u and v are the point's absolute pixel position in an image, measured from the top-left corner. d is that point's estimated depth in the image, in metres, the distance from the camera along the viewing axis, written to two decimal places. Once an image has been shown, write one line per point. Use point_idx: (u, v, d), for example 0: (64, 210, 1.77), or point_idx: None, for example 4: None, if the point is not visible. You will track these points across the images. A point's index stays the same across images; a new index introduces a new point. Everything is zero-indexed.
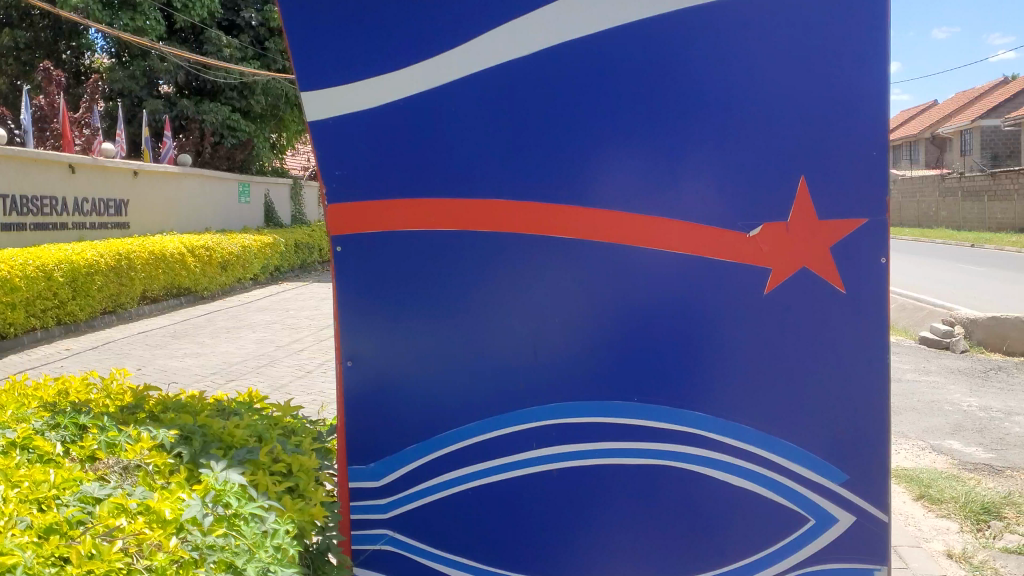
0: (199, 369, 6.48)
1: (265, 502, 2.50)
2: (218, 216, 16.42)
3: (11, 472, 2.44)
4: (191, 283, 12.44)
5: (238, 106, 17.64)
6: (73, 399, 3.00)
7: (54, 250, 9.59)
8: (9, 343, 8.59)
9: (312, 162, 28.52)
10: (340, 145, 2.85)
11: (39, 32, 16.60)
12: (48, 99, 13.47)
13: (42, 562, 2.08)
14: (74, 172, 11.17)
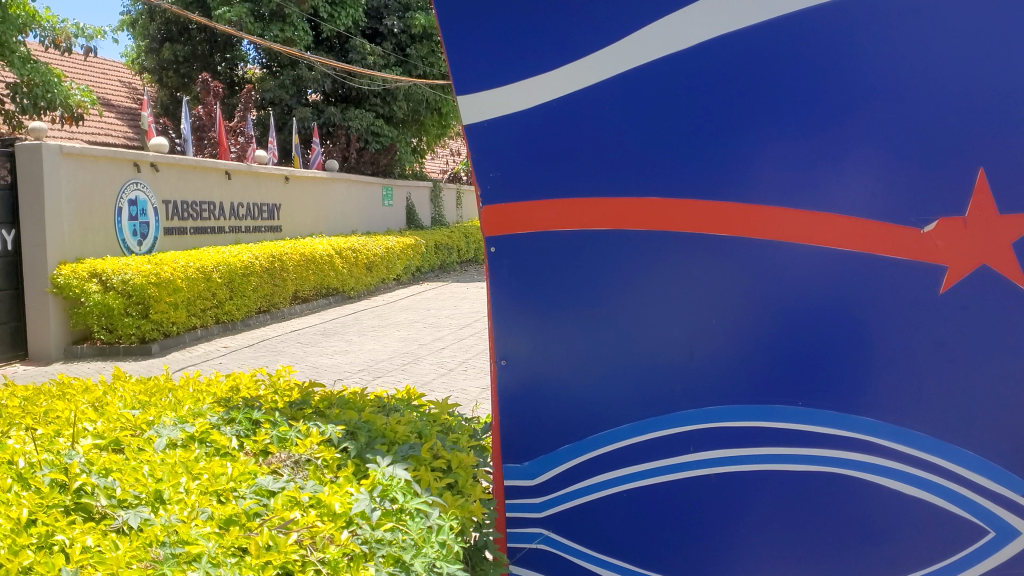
0: (348, 366, 6.67)
1: (429, 499, 2.54)
2: (363, 219, 16.84)
3: (191, 465, 2.58)
4: (339, 283, 12.82)
5: (383, 113, 18.07)
6: (244, 395, 3.13)
7: (212, 253, 9.99)
8: (173, 340, 9.02)
9: (452, 167, 28.92)
10: (494, 145, 2.89)
11: (197, 45, 17.39)
12: (207, 110, 14.18)
13: (224, 551, 2.20)
14: (230, 178, 11.66)
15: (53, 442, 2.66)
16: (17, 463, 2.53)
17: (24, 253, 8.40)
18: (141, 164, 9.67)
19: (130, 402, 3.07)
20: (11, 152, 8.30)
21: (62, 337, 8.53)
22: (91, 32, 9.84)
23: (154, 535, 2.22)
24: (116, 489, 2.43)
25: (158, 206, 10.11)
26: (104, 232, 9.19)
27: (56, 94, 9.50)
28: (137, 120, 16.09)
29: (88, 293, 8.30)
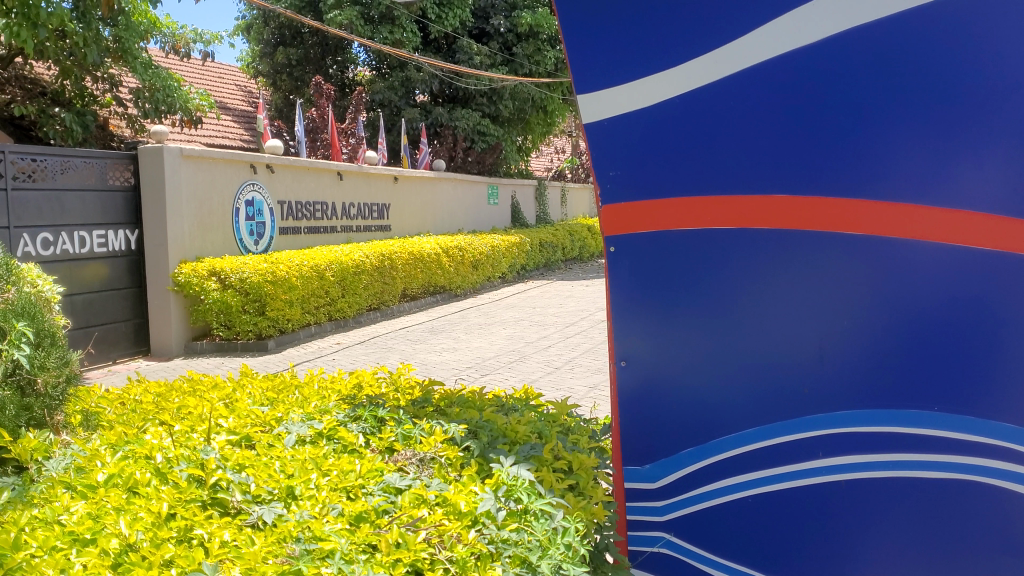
0: (457, 364, 6.72)
1: (553, 500, 2.55)
2: (469, 218, 16.96)
3: (320, 462, 2.66)
4: (446, 281, 12.97)
5: (489, 112, 18.14)
6: (368, 392, 3.20)
7: (326, 252, 10.23)
8: (288, 337, 9.27)
9: (558, 164, 28.95)
10: (614, 146, 2.91)
11: (309, 49, 17.79)
12: (319, 112, 14.23)
13: (355, 547, 2.26)
14: (342, 179, 11.89)
15: (189, 437, 2.77)
16: (157, 458, 2.63)
17: (147, 251, 8.68)
18: (257, 166, 9.94)
19: (259, 398, 3.16)
20: (133, 155, 8.58)
21: (182, 332, 8.81)
22: (208, 38, 10.16)
23: (290, 531, 2.27)
24: (250, 485, 2.50)
25: (274, 206, 10.39)
26: (223, 232, 9.48)
27: (176, 98, 9.84)
28: (252, 123, 15.93)
29: (208, 291, 8.56)
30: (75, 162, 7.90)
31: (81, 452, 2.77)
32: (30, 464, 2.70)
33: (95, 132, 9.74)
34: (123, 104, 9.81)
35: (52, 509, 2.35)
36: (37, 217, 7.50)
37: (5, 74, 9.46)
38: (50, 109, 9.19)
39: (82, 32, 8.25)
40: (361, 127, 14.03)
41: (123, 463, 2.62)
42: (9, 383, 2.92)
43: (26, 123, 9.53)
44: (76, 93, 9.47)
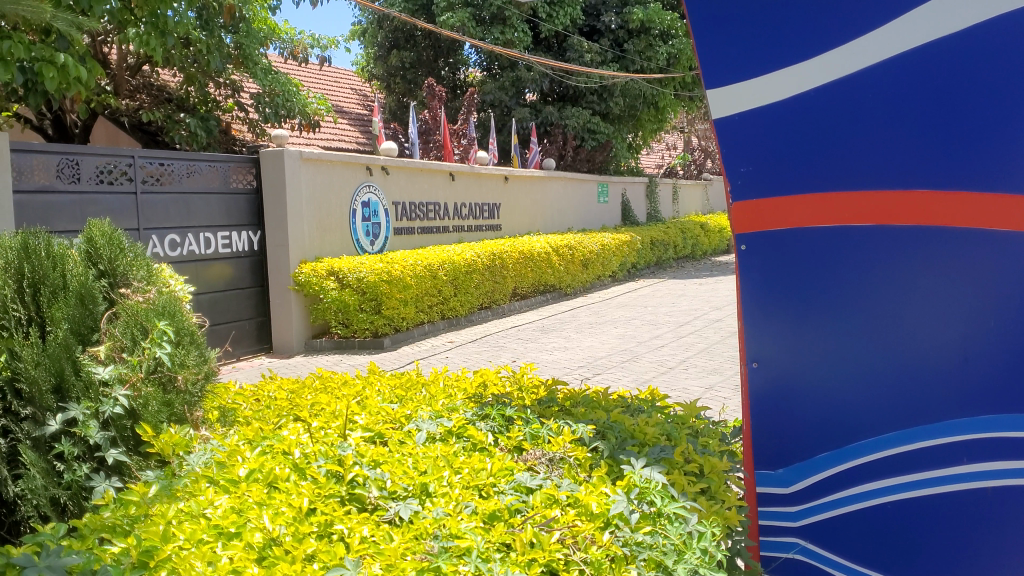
0: (569, 362, 6.71)
1: (687, 504, 2.56)
2: (579, 216, 16.93)
3: (452, 459, 2.75)
4: (556, 280, 13.00)
5: (599, 110, 17.98)
6: (494, 391, 3.27)
7: (439, 252, 10.35)
8: (403, 335, 9.42)
9: (670, 161, 28.64)
10: (746, 140, 2.85)
11: (422, 51, 18.03)
12: (432, 114, 14.20)
13: (491, 545, 2.34)
14: (454, 180, 12.00)
15: (325, 434, 2.90)
16: (295, 453, 2.77)
17: (268, 253, 8.94)
18: (373, 168, 10.10)
19: (388, 395, 3.28)
20: (255, 159, 8.83)
21: (302, 331, 9.06)
22: (325, 43, 10.36)
23: (426, 528, 2.37)
24: (386, 481, 2.61)
25: (389, 207, 10.56)
26: (340, 233, 9.69)
27: (294, 102, 10.08)
28: (367, 124, 16.13)
29: (326, 290, 8.76)
30: (199, 166, 8.18)
31: (220, 447, 2.94)
32: (174, 459, 2.84)
33: (219, 137, 10.06)
34: (244, 109, 10.10)
35: (198, 502, 2.50)
36: (166, 220, 7.78)
37: (133, 83, 9.85)
38: (176, 116, 9.54)
39: (205, 40, 8.50)
40: (474, 128, 14.08)
41: (263, 458, 2.79)
42: (152, 380, 3.10)
43: (153, 129, 9.92)
44: (200, 99, 9.80)
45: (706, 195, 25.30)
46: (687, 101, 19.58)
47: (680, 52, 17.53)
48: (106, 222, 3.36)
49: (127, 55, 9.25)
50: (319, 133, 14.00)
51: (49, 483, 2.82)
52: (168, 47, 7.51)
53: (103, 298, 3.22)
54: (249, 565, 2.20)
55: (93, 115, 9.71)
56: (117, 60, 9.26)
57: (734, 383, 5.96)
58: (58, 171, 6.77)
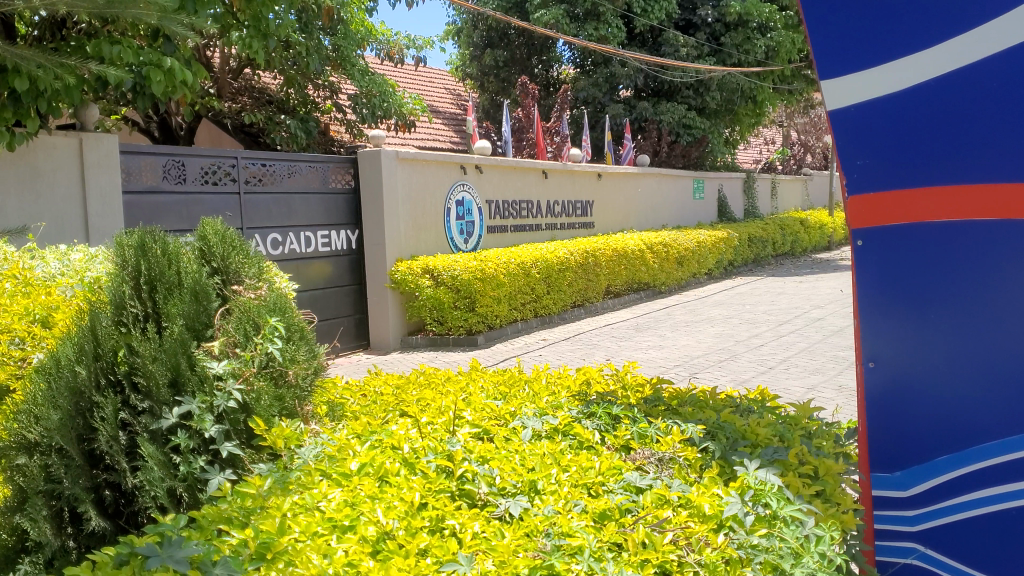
0: (665, 361, 6.63)
1: (803, 507, 2.54)
2: (673, 213, 16.75)
3: (560, 457, 2.78)
4: (650, 277, 12.90)
5: (695, 104, 17.71)
6: (598, 390, 3.26)
7: (532, 250, 10.37)
8: (497, 332, 9.45)
9: (768, 155, 28.09)
10: (860, 132, 2.81)
11: (515, 49, 18.07)
12: (525, 112, 14.21)
13: (603, 544, 2.37)
14: (547, 177, 11.98)
15: (433, 430, 2.97)
16: (404, 448, 2.88)
17: (365, 251, 9.07)
18: (467, 167, 10.16)
19: (492, 392, 3.32)
20: (353, 159, 8.95)
21: (399, 328, 9.17)
22: (420, 43, 10.45)
23: (538, 525, 2.41)
24: (495, 478, 2.67)
25: (482, 205, 10.60)
26: (435, 232, 9.78)
27: (391, 103, 10.19)
28: (461, 123, 16.22)
29: (421, 288, 8.86)
30: (300, 166, 8.33)
31: (329, 441, 3.08)
32: (285, 451, 2.96)
33: (317, 138, 10.23)
34: (342, 110, 10.25)
35: (312, 495, 2.63)
36: (269, 219, 7.96)
37: (236, 86, 10.13)
38: (277, 117, 9.75)
39: (304, 42, 8.64)
40: (567, 126, 14.02)
41: (373, 453, 2.90)
42: (264, 375, 3.23)
43: (255, 131, 10.10)
44: (299, 100, 9.98)
45: (805, 190, 24.72)
46: (786, 95, 19.14)
47: (778, 44, 17.30)
48: (220, 221, 3.49)
49: (229, 58, 9.50)
50: (414, 133, 14.14)
51: (166, 476, 2.93)
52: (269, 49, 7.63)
53: (217, 294, 3.35)
54: (363, 559, 2.31)
55: (197, 117, 9.98)
56: (220, 63, 9.50)
57: (838, 384, 5.82)
58: (164, 172, 6.97)
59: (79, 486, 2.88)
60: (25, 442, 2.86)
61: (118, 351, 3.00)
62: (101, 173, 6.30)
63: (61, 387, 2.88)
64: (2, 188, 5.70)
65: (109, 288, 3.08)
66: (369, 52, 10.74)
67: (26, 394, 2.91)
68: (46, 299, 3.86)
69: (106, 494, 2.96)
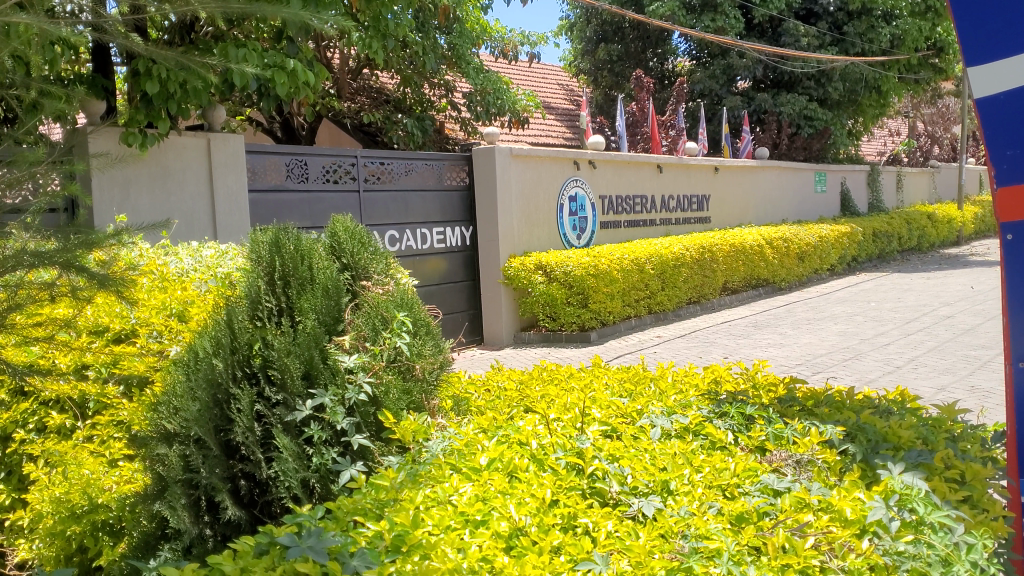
0: (790, 360, 6.46)
1: (952, 513, 2.45)
2: (793, 207, 16.37)
3: (692, 457, 2.78)
4: (770, 273, 12.65)
5: (816, 95, 17.20)
6: (729, 388, 3.24)
7: (645, 245, 10.29)
8: (610, 329, 9.39)
9: (893, 147, 27.17)
10: (1011, 121, 2.74)
11: (630, 43, 17.95)
12: (640, 106, 14.09)
13: (742, 549, 2.33)
14: (662, 172, 11.85)
15: (562, 426, 2.97)
16: (532, 444, 2.89)
17: (479, 247, 9.15)
18: (581, 162, 10.13)
19: (618, 389, 3.31)
20: (467, 157, 9.02)
21: (511, 324, 9.22)
22: (534, 39, 10.48)
23: (674, 527, 2.41)
24: (627, 476, 2.67)
25: (596, 201, 10.56)
26: (548, 228, 9.78)
27: (505, 100, 10.24)
28: (575, 118, 16.19)
29: (534, 284, 8.85)
30: (417, 164, 8.44)
31: (456, 435, 3.13)
32: (413, 445, 3.04)
33: (433, 136, 10.37)
34: (457, 108, 10.35)
35: (444, 489, 2.69)
36: (388, 216, 8.09)
37: (355, 85, 10.33)
38: (394, 116, 9.93)
39: (420, 41, 8.75)
40: (683, 119, 13.84)
41: (501, 447, 2.93)
42: (392, 368, 3.34)
43: (373, 130, 10.28)
44: (416, 99, 10.12)
45: (932, 183, 23.81)
46: (913, 85, 18.48)
47: (903, 32, 16.72)
48: (350, 219, 3.61)
49: (349, 59, 9.70)
50: (529, 129, 14.19)
51: (299, 467, 3.03)
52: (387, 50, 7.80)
53: (347, 289, 3.46)
54: (498, 554, 2.36)
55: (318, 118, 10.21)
56: (340, 64, 9.71)
57: (971, 384, 5.58)
58: (287, 170, 7.14)
59: (215, 476, 2.97)
60: (165, 431, 2.98)
61: (253, 344, 3.09)
62: (228, 172, 6.51)
63: (201, 378, 2.96)
64: (135, 187, 5.89)
65: (245, 282, 3.19)
66: (484, 49, 10.82)
67: (167, 385, 3.02)
68: (183, 293, 3.98)
69: (241, 484, 3.04)
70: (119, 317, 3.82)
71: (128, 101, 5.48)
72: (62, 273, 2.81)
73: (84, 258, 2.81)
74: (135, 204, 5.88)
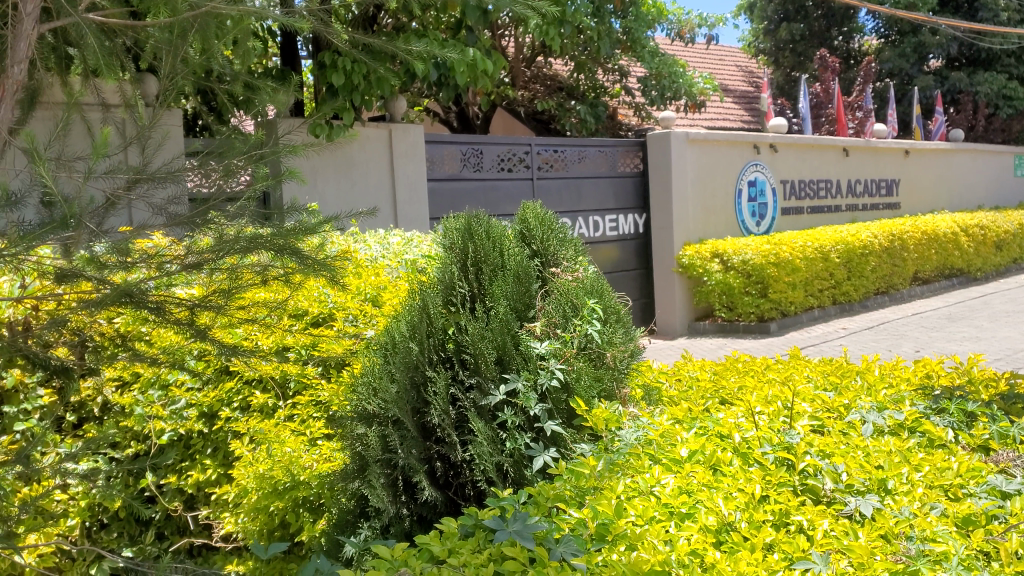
0: (995, 355, 6.11)
1: None
2: (990, 192, 15.50)
3: (909, 455, 2.71)
4: (964, 262, 12.02)
5: (1017, 73, 16.26)
6: (946, 383, 3.16)
7: (831, 232, 10.02)
8: (793, 319, 9.12)
9: None
10: None
11: (814, 22, 17.38)
12: (823, 88, 13.67)
13: (971, 553, 2.22)
14: (848, 155, 11.45)
15: (767, 421, 2.91)
16: (735, 437, 2.84)
17: (652, 235, 9.09)
18: (761, 146, 9.90)
19: (822, 382, 3.25)
20: (642, 143, 8.96)
21: (686, 313, 9.11)
22: (712, 21, 10.29)
23: (896, 528, 2.32)
24: (841, 474, 2.60)
25: (777, 186, 10.29)
26: (726, 214, 9.60)
27: (681, 84, 10.12)
28: (754, 100, 15.76)
29: (710, 273, 8.70)
30: (590, 151, 8.47)
31: (650, 425, 3.08)
32: (606, 433, 2.99)
33: (606, 122, 10.35)
34: (631, 94, 10.30)
35: (646, 480, 2.66)
36: (559, 202, 8.17)
37: (529, 74, 10.49)
38: (567, 103, 9.98)
39: (595, 26, 8.75)
40: (870, 99, 13.33)
41: (701, 440, 2.89)
42: (583, 356, 3.30)
43: (546, 117, 10.39)
44: (589, 86, 10.14)
45: None
46: None
47: None
48: (540, 206, 3.62)
49: (524, 46, 9.81)
50: (706, 112, 13.94)
51: (494, 451, 3.04)
52: (561, 37, 7.83)
53: (536, 276, 3.46)
54: (708, 549, 2.31)
55: (495, 106, 10.41)
56: (515, 52, 9.84)
57: None
58: (464, 160, 7.29)
59: (412, 457, 3.03)
60: (365, 412, 3.09)
61: (447, 329, 3.15)
62: (408, 162, 6.70)
63: (399, 362, 3.05)
64: (322, 175, 6.18)
65: (439, 269, 3.27)
66: (660, 32, 10.74)
67: (366, 368, 3.13)
68: (376, 279, 4.16)
69: (437, 466, 3.10)
70: (317, 302, 4.00)
71: (315, 95, 5.71)
72: (275, 258, 2.95)
73: (299, 244, 2.95)
74: (323, 191, 6.17)
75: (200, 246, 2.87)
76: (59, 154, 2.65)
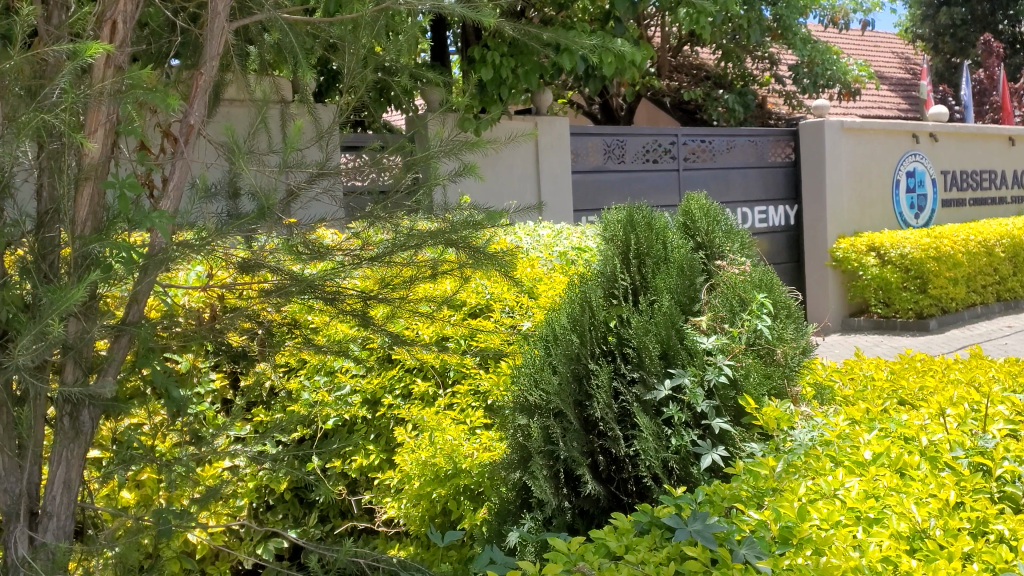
0: None
1: None
2: None
3: None
4: None
5: None
6: None
7: (996, 224, 9.65)
8: (953, 316, 8.77)
9: None
10: None
11: (975, 5, 16.80)
12: (987, 74, 13.13)
13: None
14: (1014, 144, 10.91)
15: (956, 424, 2.83)
16: (921, 440, 2.75)
17: (804, 227, 8.95)
18: (920, 135, 9.59)
19: (1012, 384, 3.15)
20: (794, 132, 8.84)
21: (840, 308, 8.92)
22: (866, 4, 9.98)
23: None
24: None
25: (937, 176, 9.91)
26: (881, 206, 9.32)
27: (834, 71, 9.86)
28: (912, 87, 15.18)
29: (866, 266, 8.56)
30: (739, 141, 8.44)
31: (826, 426, 2.99)
32: (777, 433, 2.90)
33: (753, 111, 10.17)
34: (780, 82, 10.11)
35: (829, 483, 2.56)
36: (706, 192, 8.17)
37: (674, 63, 10.43)
38: (715, 93, 10.03)
39: (745, 13, 8.57)
40: None
41: (884, 443, 2.80)
42: (752, 352, 3.19)
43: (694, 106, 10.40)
44: (737, 74, 10.00)
45: None
46: None
47: None
48: (704, 196, 3.55)
49: (671, 36, 9.75)
50: (860, 100, 13.58)
51: (659, 447, 2.99)
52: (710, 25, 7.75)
53: (702, 269, 3.38)
54: (902, 556, 2.21)
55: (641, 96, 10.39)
56: (661, 42, 9.79)
57: None
58: (606, 153, 7.41)
59: (575, 450, 3.02)
60: (527, 404, 3.10)
61: (610, 322, 3.13)
62: (552, 154, 6.90)
63: (561, 354, 3.06)
64: None
65: (602, 262, 3.24)
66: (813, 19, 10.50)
67: (528, 359, 3.15)
68: (531, 271, 4.21)
69: (599, 460, 3.07)
70: (474, 293, 4.07)
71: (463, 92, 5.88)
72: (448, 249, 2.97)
73: (472, 237, 2.95)
74: None
75: (371, 239, 2.94)
76: (248, 147, 2.74)
